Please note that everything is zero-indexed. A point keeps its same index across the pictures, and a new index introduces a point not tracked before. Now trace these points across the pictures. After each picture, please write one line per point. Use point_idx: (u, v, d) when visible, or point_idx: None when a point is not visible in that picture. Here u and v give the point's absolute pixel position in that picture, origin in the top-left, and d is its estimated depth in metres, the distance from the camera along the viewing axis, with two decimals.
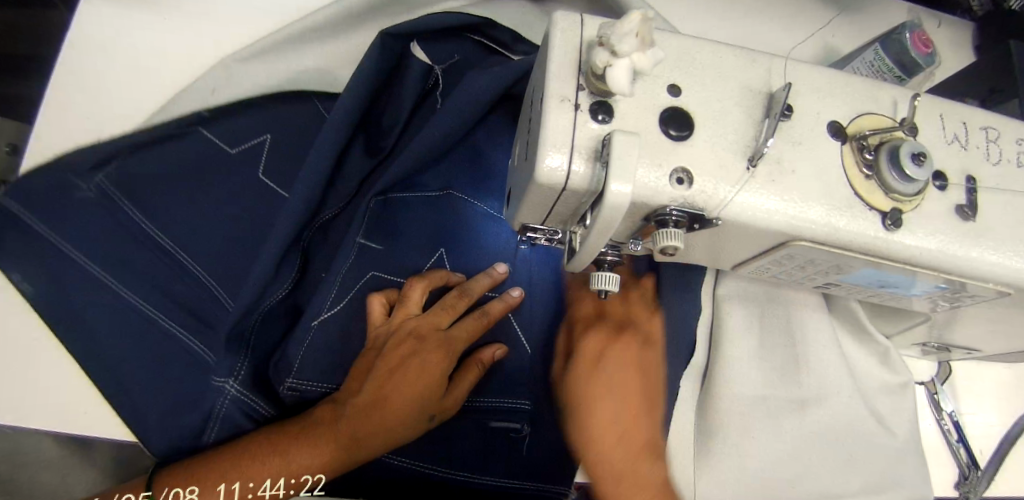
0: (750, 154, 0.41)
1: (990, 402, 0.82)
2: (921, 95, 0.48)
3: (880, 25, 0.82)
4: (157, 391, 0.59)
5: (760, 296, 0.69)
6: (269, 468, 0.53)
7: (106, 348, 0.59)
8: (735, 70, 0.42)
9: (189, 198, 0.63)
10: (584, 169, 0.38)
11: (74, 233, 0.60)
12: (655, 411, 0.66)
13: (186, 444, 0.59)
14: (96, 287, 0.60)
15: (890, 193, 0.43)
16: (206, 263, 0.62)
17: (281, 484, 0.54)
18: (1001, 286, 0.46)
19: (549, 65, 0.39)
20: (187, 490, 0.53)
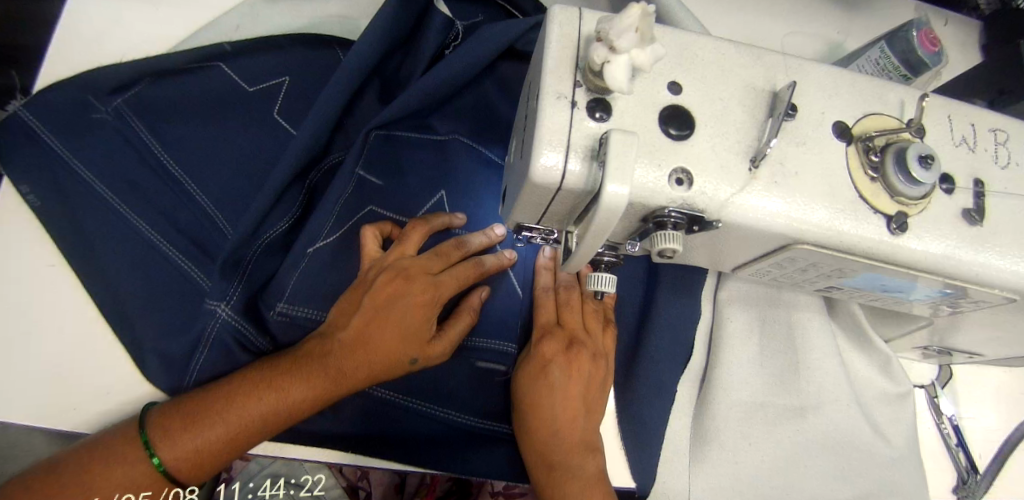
0: (752, 155, 0.39)
1: (990, 407, 0.81)
2: (929, 95, 0.46)
3: (886, 23, 0.80)
4: (152, 322, 0.57)
5: (761, 297, 0.68)
6: (269, 396, 0.51)
7: (104, 265, 0.57)
8: (738, 68, 0.41)
9: (193, 129, 0.62)
10: (580, 169, 0.37)
11: (85, 150, 0.59)
12: (652, 414, 0.64)
13: (176, 378, 0.55)
14: (92, 215, 0.58)
15: (895, 196, 0.41)
16: (209, 194, 0.61)
17: (276, 415, 0.51)
18: (1007, 292, 0.45)
19: (545, 60, 0.38)
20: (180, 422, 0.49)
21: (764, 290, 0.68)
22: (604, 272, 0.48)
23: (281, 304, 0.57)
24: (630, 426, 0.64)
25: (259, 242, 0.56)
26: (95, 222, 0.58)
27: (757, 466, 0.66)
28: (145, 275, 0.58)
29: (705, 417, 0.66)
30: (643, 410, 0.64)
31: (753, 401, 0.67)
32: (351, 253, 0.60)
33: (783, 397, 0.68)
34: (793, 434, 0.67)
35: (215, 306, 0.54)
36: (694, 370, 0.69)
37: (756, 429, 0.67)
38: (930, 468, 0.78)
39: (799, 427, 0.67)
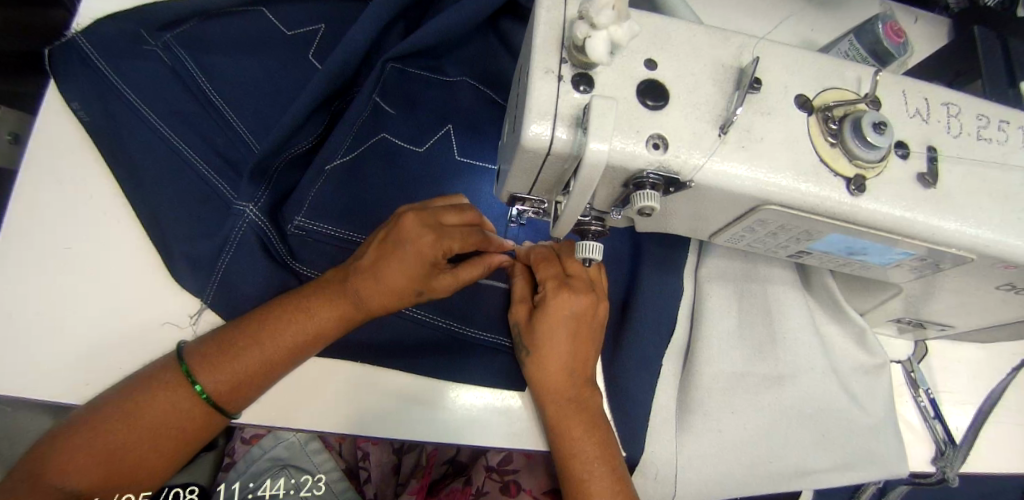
0: (721, 123, 0.44)
1: (964, 381, 0.85)
2: (884, 72, 0.51)
3: (856, 19, 0.85)
4: (185, 230, 0.65)
5: (740, 270, 0.72)
6: (289, 331, 0.57)
7: (146, 183, 0.66)
8: (707, 47, 0.45)
9: (227, 65, 0.70)
10: (566, 136, 0.41)
11: (131, 78, 0.67)
12: (641, 384, 0.68)
13: (204, 277, 0.64)
14: (134, 132, 0.66)
15: (853, 160, 0.46)
16: (239, 116, 0.69)
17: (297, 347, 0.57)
18: (961, 250, 0.49)
19: (533, 40, 0.42)
20: (212, 358, 0.55)
21: (744, 263, 0.72)
22: (590, 240, 0.52)
23: (298, 219, 0.66)
24: (619, 395, 0.67)
25: (286, 155, 0.65)
26: (138, 135, 0.67)
27: (741, 434, 0.70)
28: (180, 185, 0.66)
29: (692, 387, 0.70)
30: (632, 382, 0.67)
31: (736, 372, 0.71)
32: (359, 175, 0.69)
33: (765, 368, 0.71)
34: (774, 402, 0.71)
35: (243, 207, 0.62)
36: (680, 344, 0.72)
37: (740, 399, 0.70)
38: (908, 439, 0.81)
39: (780, 395, 0.71)
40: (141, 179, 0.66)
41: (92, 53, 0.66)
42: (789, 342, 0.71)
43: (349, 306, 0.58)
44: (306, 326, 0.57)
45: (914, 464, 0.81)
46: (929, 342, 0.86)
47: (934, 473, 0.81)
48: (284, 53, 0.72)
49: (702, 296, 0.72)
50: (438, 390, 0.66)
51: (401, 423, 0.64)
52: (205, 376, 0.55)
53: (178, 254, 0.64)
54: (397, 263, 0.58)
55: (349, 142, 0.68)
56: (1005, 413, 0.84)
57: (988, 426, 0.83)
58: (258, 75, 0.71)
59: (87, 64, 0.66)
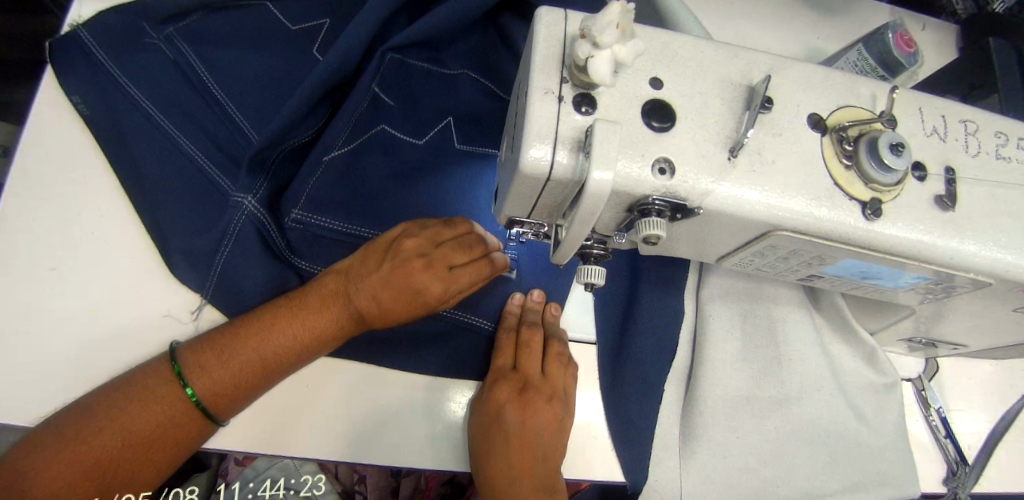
0: (731, 145, 0.41)
1: (975, 398, 0.82)
2: (899, 89, 0.48)
3: (863, 27, 0.83)
4: (182, 226, 0.63)
5: (743, 288, 0.70)
6: (287, 338, 0.55)
7: (143, 176, 0.64)
8: (715, 64, 0.43)
9: (231, 58, 0.68)
10: (567, 160, 0.39)
11: (132, 70, 0.65)
12: (643, 408, 0.66)
13: (201, 273, 0.62)
14: (133, 124, 0.64)
15: (869, 183, 0.43)
16: (240, 110, 0.66)
17: (295, 354, 0.56)
18: (981, 275, 0.47)
19: (532, 58, 0.40)
20: (202, 364, 0.53)
21: (745, 281, 0.70)
22: (591, 266, 0.49)
23: (296, 212, 0.64)
24: (621, 420, 0.65)
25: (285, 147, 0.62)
26: (137, 132, 0.64)
27: (748, 459, 0.67)
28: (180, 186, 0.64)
29: (697, 410, 0.67)
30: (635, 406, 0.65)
31: (742, 394, 0.69)
32: (359, 169, 0.67)
33: (772, 390, 0.69)
34: (781, 424, 0.69)
35: (241, 200, 0.60)
36: (684, 365, 0.70)
37: (746, 421, 0.68)
38: (918, 460, 0.79)
39: (788, 417, 0.69)
40: (139, 179, 0.63)
41: (93, 44, 0.64)
42: (795, 362, 0.70)
43: (355, 314, 0.58)
44: (315, 336, 0.56)
45: (925, 486, 0.78)
46: (940, 359, 0.84)
47: (946, 494, 0.79)
48: (287, 48, 0.70)
49: (705, 315, 0.70)
50: (435, 415, 0.63)
51: (398, 445, 0.61)
52: (205, 383, 0.52)
53: (176, 253, 0.62)
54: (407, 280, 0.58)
55: (348, 133, 0.66)
56: (1017, 432, 0.82)
57: (1000, 445, 0.81)
58: (259, 71, 0.68)
59: (87, 55, 0.64)
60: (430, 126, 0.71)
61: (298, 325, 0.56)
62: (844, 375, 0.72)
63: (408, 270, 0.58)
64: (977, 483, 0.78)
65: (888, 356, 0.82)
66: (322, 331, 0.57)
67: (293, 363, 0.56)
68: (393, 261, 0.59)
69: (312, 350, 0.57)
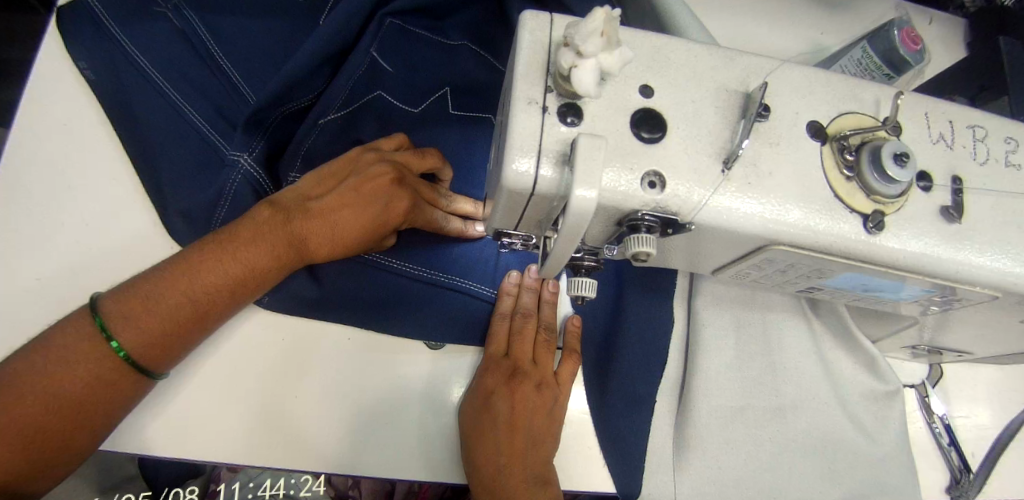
0: (725, 156, 0.39)
1: (980, 405, 0.80)
2: (904, 93, 0.46)
3: (868, 22, 0.80)
4: (180, 188, 0.63)
5: (738, 297, 0.69)
6: (219, 271, 0.52)
7: (144, 139, 0.63)
8: (710, 69, 0.41)
9: (234, 25, 0.66)
10: (551, 174, 0.37)
11: (135, 34, 0.64)
12: (637, 419, 0.64)
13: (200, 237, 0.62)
14: (135, 86, 0.64)
15: (871, 194, 0.41)
16: (241, 76, 0.65)
17: (231, 287, 0.53)
18: (989, 289, 0.45)
19: (515, 66, 0.38)
20: (125, 308, 0.50)
21: (738, 289, 0.69)
22: (582, 280, 0.47)
23: (293, 175, 0.64)
24: (615, 432, 0.63)
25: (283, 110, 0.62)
26: (138, 93, 0.64)
27: (744, 471, 0.66)
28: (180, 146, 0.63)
29: (692, 421, 0.66)
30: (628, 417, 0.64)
31: (738, 405, 0.67)
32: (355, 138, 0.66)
33: (767, 400, 0.68)
34: (778, 436, 0.67)
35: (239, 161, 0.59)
36: (680, 374, 0.68)
37: (742, 432, 0.67)
38: (920, 468, 0.77)
39: (784, 428, 0.67)
40: (143, 140, 0.63)
41: (101, 10, 0.64)
42: (790, 368, 0.69)
43: (295, 241, 0.55)
44: (251, 266, 0.53)
45: (927, 494, 0.77)
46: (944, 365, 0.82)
47: None
48: (288, 19, 0.68)
49: (700, 325, 0.68)
50: (424, 427, 0.62)
51: (388, 450, 0.60)
52: (131, 334, 0.50)
53: (173, 215, 0.62)
54: (358, 196, 0.56)
55: (343, 100, 0.65)
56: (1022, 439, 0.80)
57: (1005, 454, 0.79)
58: (264, 37, 0.67)
59: (93, 21, 0.64)
60: (420, 127, 0.69)
61: (229, 256, 0.53)
62: (843, 382, 0.70)
63: (361, 187, 0.57)
64: (982, 491, 0.76)
65: (891, 361, 0.80)
66: (258, 260, 0.53)
67: (230, 295, 0.53)
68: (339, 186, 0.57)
69: (251, 283, 0.54)
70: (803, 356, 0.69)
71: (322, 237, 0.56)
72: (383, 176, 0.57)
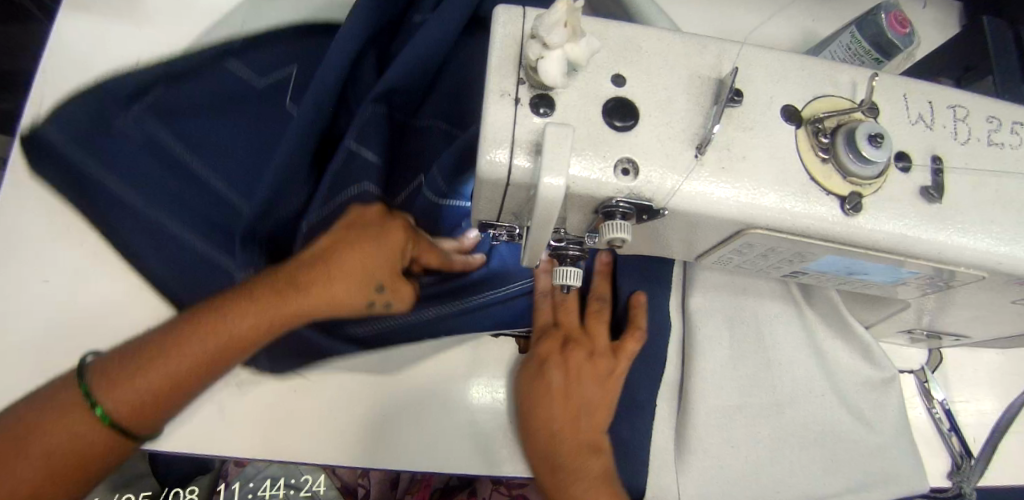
0: (699, 142, 0.40)
1: (983, 389, 0.80)
2: (882, 75, 0.46)
3: (857, 8, 0.79)
4: (170, 217, 0.63)
5: (728, 287, 0.69)
6: (196, 349, 0.51)
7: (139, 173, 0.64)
8: (682, 57, 0.41)
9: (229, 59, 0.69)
10: (525, 164, 0.37)
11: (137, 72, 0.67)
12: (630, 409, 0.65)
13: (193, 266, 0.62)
14: (131, 122, 0.65)
15: (848, 177, 0.41)
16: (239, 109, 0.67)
17: (212, 362, 0.52)
18: (973, 268, 0.45)
19: (488, 60, 0.39)
20: (105, 382, 0.50)
21: (726, 278, 0.69)
22: (564, 269, 0.48)
23: None
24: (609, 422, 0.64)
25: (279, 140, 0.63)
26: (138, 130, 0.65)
27: (739, 458, 0.66)
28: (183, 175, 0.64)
29: (686, 409, 0.66)
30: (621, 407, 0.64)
31: (733, 393, 0.67)
32: None
33: (761, 388, 0.68)
34: (772, 423, 0.67)
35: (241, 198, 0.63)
36: (673, 363, 0.69)
37: (737, 420, 0.67)
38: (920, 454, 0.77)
39: (779, 415, 0.68)
40: (141, 176, 0.64)
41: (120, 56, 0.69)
42: (783, 358, 0.69)
43: (280, 316, 0.53)
44: (233, 338, 0.52)
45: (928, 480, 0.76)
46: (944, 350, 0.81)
47: (951, 488, 0.76)
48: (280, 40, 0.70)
49: (692, 315, 0.68)
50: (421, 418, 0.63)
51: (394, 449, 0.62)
52: (115, 403, 0.50)
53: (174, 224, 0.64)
54: (350, 247, 0.53)
55: None
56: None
57: (1008, 437, 0.78)
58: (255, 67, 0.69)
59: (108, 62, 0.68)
60: None
61: (207, 336, 0.52)
62: (838, 370, 0.70)
63: (351, 238, 0.54)
64: (982, 478, 0.76)
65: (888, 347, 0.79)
66: (238, 332, 0.52)
67: (209, 374, 0.53)
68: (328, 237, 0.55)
69: (233, 353, 0.53)
70: (796, 343, 0.69)
71: (311, 296, 0.53)
72: (370, 222, 0.55)
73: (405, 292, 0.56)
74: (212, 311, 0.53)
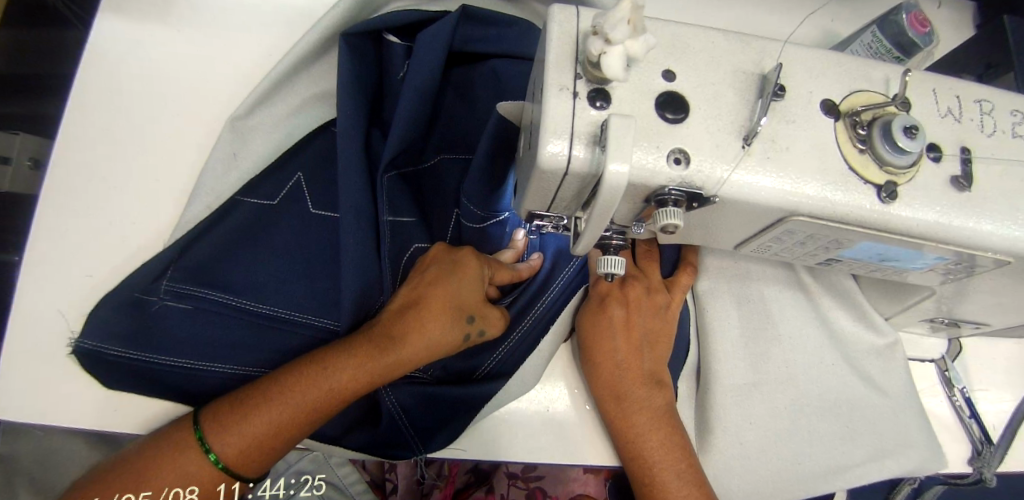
0: (745, 134, 0.42)
1: (999, 377, 0.82)
2: (913, 71, 0.49)
3: (875, 8, 0.82)
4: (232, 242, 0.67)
5: (751, 271, 0.72)
6: (308, 394, 0.54)
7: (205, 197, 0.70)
8: (727, 54, 0.44)
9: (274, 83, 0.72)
10: (584, 154, 0.40)
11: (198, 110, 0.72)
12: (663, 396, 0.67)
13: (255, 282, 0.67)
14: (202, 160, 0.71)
15: (884, 167, 0.44)
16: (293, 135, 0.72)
17: (322, 406, 0.55)
18: (1000, 254, 0.47)
19: (546, 57, 0.41)
20: (218, 428, 0.53)
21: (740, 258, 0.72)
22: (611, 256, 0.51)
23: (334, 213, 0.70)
24: None
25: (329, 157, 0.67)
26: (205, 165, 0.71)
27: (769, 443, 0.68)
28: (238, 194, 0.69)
29: (716, 397, 0.69)
30: None
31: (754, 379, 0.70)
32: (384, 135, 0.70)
33: (773, 372, 0.70)
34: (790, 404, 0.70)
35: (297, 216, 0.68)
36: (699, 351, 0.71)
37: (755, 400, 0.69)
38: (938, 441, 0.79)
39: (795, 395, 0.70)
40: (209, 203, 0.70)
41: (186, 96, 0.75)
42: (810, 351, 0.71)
43: (384, 366, 0.56)
44: (341, 387, 0.55)
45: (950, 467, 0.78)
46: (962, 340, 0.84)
47: (972, 474, 0.79)
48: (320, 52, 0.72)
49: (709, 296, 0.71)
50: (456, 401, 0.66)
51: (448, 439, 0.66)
52: (233, 446, 0.53)
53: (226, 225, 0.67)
54: (428, 318, 0.58)
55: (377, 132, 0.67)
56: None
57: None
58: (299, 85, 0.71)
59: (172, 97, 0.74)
60: (448, 123, 0.73)
61: (315, 383, 0.55)
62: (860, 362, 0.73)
63: (440, 277, 0.60)
64: (1003, 462, 0.78)
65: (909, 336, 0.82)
66: (343, 380, 0.55)
67: (322, 416, 0.56)
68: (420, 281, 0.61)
69: (336, 401, 0.56)
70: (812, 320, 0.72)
71: (406, 348, 0.57)
72: (459, 262, 0.61)
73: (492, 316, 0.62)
74: (317, 359, 0.56)
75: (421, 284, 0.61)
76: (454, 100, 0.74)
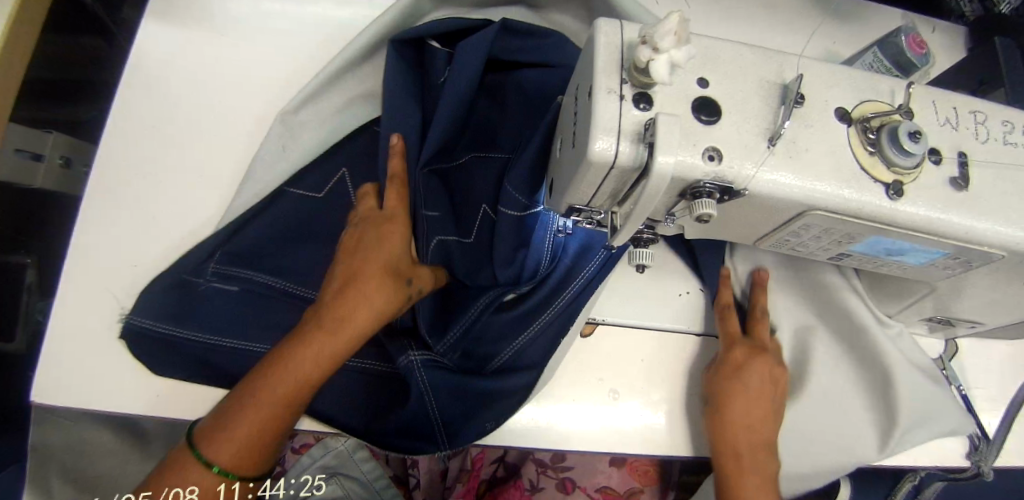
0: (769, 135, 0.47)
1: (993, 376, 0.87)
2: (915, 84, 0.55)
3: (874, 31, 0.89)
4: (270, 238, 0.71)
5: (769, 266, 0.76)
6: (220, 449, 0.55)
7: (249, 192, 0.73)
8: (753, 65, 0.49)
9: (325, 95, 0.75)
10: (629, 150, 0.45)
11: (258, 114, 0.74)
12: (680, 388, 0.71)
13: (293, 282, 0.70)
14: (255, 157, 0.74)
15: (892, 167, 0.49)
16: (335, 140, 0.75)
17: (240, 460, 0.56)
18: (993, 249, 0.53)
19: (596, 65, 0.47)
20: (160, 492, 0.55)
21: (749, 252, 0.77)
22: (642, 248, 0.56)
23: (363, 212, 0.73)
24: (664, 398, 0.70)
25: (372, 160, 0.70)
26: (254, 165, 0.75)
27: None
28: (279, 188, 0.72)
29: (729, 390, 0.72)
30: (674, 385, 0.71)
31: None
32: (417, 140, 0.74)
33: None
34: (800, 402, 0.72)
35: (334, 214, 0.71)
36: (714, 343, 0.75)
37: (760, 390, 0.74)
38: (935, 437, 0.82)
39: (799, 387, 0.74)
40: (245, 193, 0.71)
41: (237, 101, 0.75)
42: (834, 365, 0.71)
43: (277, 398, 0.56)
44: (256, 426, 0.56)
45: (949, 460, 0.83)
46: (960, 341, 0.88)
47: (970, 468, 0.83)
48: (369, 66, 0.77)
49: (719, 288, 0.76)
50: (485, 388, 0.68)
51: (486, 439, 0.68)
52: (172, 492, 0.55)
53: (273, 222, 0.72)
54: (352, 294, 0.60)
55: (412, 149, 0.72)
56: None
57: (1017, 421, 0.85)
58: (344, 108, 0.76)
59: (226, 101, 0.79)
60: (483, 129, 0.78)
61: (222, 432, 0.55)
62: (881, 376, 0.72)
63: (354, 284, 0.60)
64: (998, 457, 0.82)
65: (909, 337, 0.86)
66: (251, 424, 0.56)
67: (246, 469, 0.57)
68: (321, 304, 0.61)
69: (257, 450, 0.57)
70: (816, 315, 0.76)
71: (287, 367, 0.57)
72: (366, 275, 0.61)
73: (389, 307, 0.61)
74: (225, 408, 0.57)
75: (329, 301, 0.60)
76: (488, 108, 0.79)
